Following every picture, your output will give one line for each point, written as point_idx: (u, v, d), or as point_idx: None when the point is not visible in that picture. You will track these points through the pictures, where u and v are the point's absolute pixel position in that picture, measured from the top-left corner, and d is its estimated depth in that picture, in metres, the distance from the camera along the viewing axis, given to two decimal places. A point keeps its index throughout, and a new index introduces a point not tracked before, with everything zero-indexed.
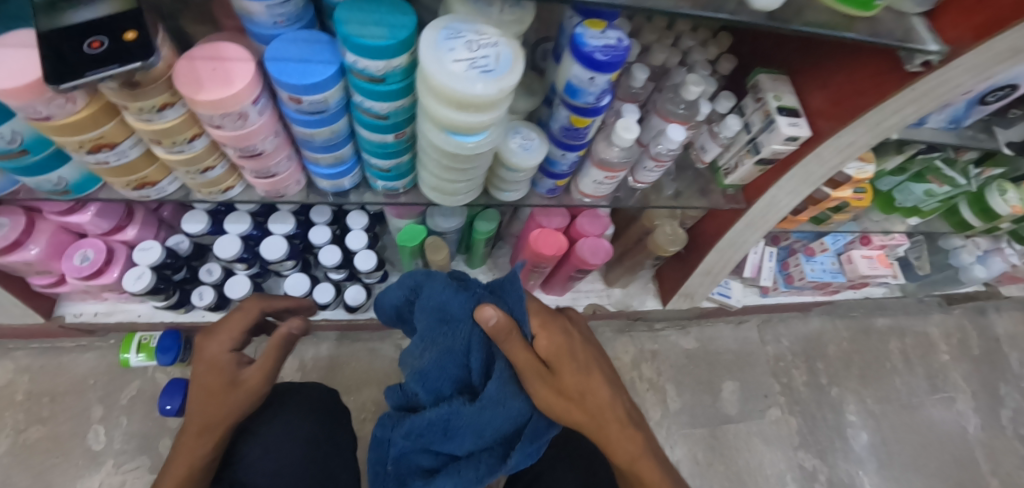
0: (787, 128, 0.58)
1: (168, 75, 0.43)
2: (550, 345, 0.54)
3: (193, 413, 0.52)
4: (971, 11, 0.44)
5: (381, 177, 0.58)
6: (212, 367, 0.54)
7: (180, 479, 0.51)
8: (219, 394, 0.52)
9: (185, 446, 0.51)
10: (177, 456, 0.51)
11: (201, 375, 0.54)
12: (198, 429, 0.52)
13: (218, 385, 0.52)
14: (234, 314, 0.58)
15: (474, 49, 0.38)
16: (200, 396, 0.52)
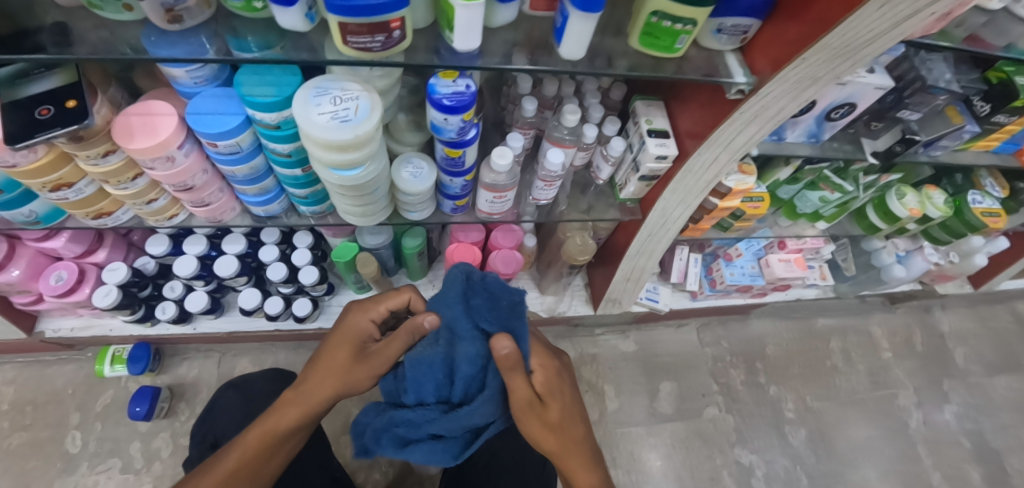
0: (655, 148, 0.67)
1: (108, 128, 0.52)
2: (546, 382, 0.58)
3: (311, 375, 0.59)
4: (767, 47, 0.52)
5: (302, 203, 0.67)
6: (339, 338, 0.60)
7: (276, 427, 0.56)
8: (339, 362, 0.58)
9: (290, 402, 0.58)
10: (281, 409, 0.57)
11: (329, 344, 0.60)
12: (309, 389, 0.58)
13: (342, 358, 0.58)
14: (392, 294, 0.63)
15: (337, 102, 0.48)
16: (321, 361, 0.59)
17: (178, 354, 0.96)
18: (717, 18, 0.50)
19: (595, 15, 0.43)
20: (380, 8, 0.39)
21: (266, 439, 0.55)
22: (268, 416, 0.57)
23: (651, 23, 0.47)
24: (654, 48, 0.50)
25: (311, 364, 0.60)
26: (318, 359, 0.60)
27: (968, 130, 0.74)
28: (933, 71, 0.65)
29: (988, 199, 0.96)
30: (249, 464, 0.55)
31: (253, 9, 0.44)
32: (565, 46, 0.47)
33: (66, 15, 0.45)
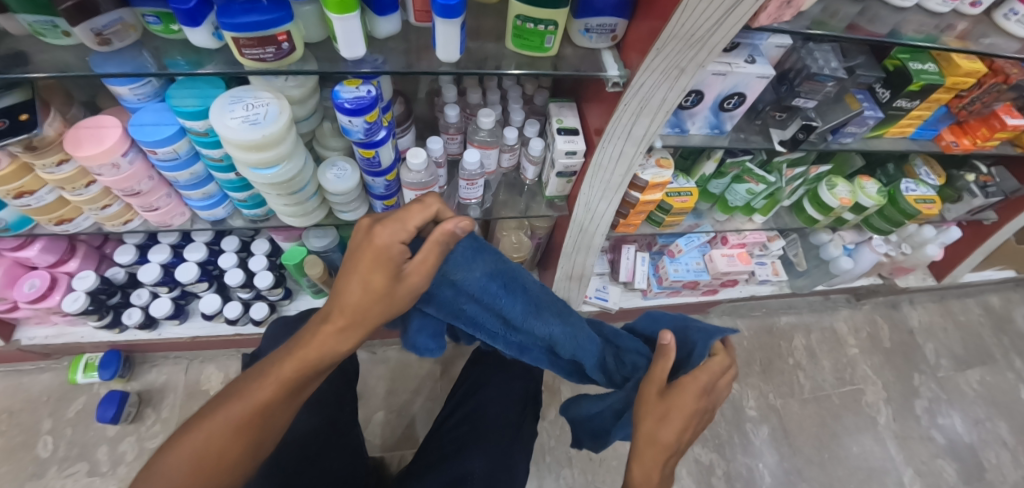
0: (563, 144, 0.73)
1: (59, 139, 0.59)
2: (699, 383, 0.50)
3: (345, 297, 0.47)
4: (634, 43, 0.58)
5: (243, 206, 0.73)
6: (373, 258, 0.46)
7: (303, 364, 0.47)
8: (377, 283, 0.46)
9: (321, 329, 0.48)
10: (312, 336, 0.47)
11: (359, 265, 0.46)
12: (345, 316, 0.47)
13: (379, 282, 0.46)
14: (414, 206, 0.49)
15: (249, 108, 0.54)
16: (353, 282, 0.46)
17: (148, 362, 1.02)
18: (582, 19, 0.57)
19: (458, 21, 0.50)
20: (263, 24, 0.46)
21: (302, 373, 0.47)
22: (298, 346, 0.48)
23: (518, 26, 0.55)
24: (527, 48, 0.58)
25: (336, 283, 0.48)
26: (348, 280, 0.47)
27: (870, 116, 0.78)
28: (819, 60, 0.69)
29: (922, 187, 0.96)
30: (282, 401, 0.47)
31: (171, 31, 0.52)
32: (440, 50, 0.53)
33: (19, 42, 0.53)
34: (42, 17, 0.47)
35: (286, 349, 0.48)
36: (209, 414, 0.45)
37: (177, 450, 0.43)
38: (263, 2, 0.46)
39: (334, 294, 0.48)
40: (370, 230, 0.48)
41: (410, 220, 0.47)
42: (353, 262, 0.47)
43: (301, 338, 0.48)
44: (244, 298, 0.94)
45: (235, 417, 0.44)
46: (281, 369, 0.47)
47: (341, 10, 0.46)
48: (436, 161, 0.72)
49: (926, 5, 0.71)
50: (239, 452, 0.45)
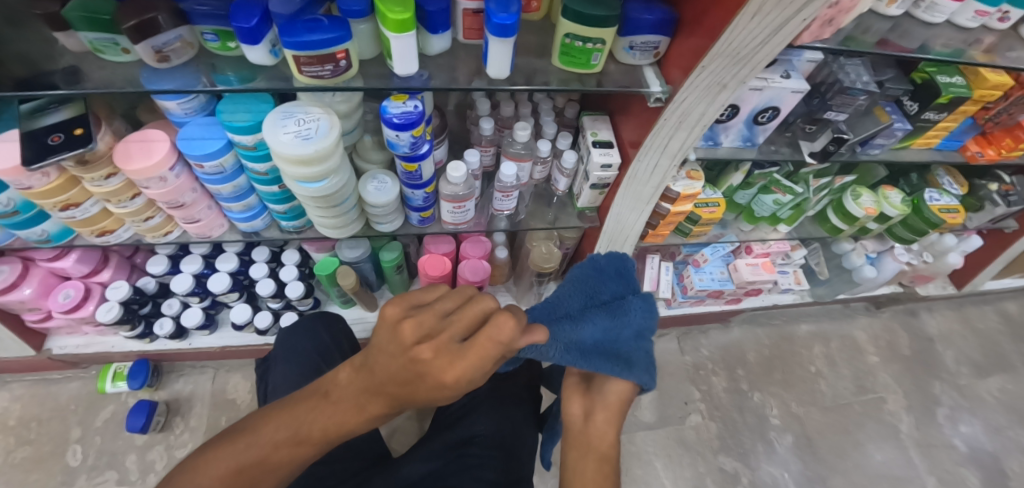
0: (599, 157, 0.73)
1: (109, 153, 0.59)
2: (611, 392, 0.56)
3: (394, 396, 0.42)
4: (678, 58, 0.59)
5: (282, 218, 0.74)
6: (439, 391, 0.40)
7: (340, 430, 0.45)
8: (432, 399, 0.41)
9: (355, 408, 0.45)
10: (347, 409, 0.45)
11: (423, 391, 0.40)
12: (388, 406, 0.44)
13: (439, 397, 0.41)
14: (484, 340, 0.39)
15: (301, 124, 0.55)
16: (408, 394, 0.41)
17: (175, 371, 1.03)
18: (627, 37, 0.58)
19: (511, 40, 0.51)
20: (324, 42, 0.46)
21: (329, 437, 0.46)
22: (327, 414, 0.45)
23: (566, 44, 0.56)
24: (573, 65, 0.59)
25: (380, 379, 0.42)
26: (398, 389, 0.41)
27: (899, 128, 0.79)
28: (851, 74, 0.70)
29: (945, 197, 0.97)
30: (300, 456, 0.46)
31: (227, 48, 0.53)
32: (491, 67, 0.54)
33: (76, 59, 0.55)
34: (104, 35, 0.48)
35: (314, 413, 0.46)
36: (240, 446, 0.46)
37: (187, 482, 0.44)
38: (324, 22, 0.47)
39: (377, 386, 0.43)
40: (444, 368, 0.38)
41: (478, 357, 0.39)
42: (411, 379, 0.40)
43: (329, 402, 0.46)
44: (274, 307, 0.94)
45: (246, 466, 0.45)
46: (309, 435, 0.45)
47: (399, 29, 0.47)
48: (473, 174, 0.73)
49: (956, 20, 0.72)
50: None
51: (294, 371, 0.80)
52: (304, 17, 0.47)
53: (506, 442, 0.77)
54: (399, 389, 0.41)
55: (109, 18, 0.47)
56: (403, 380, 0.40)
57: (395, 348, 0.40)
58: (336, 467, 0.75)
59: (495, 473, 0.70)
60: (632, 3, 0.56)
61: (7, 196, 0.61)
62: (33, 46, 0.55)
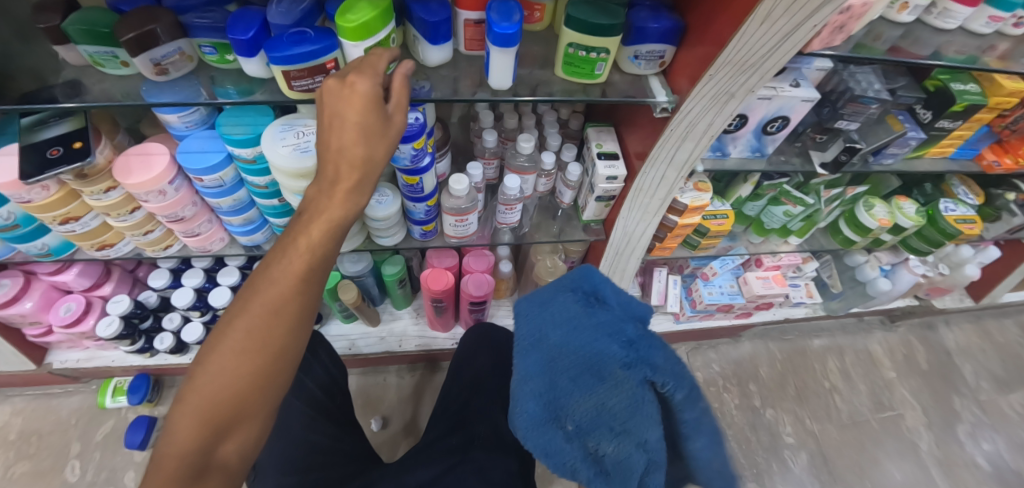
0: (604, 170, 0.72)
1: (109, 167, 0.59)
2: None
3: (346, 153, 0.42)
4: (685, 65, 0.58)
5: (283, 231, 0.73)
6: (358, 104, 0.42)
7: (323, 234, 0.43)
8: (365, 129, 0.42)
9: (329, 199, 0.43)
10: (321, 206, 0.43)
11: (350, 116, 0.42)
12: (353, 176, 0.43)
13: (375, 124, 0.43)
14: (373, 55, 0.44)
15: (300, 137, 0.54)
16: (348, 136, 0.42)
17: (176, 385, 1.02)
18: (632, 46, 0.57)
19: (513, 50, 0.50)
20: (313, 54, 0.46)
21: (325, 257, 0.43)
22: (309, 225, 0.42)
23: (569, 53, 0.55)
24: (577, 75, 0.58)
25: (333, 145, 0.42)
26: (352, 137, 0.42)
27: (912, 137, 0.77)
28: (861, 82, 0.69)
29: (961, 207, 0.95)
30: (305, 296, 0.42)
31: (226, 61, 0.53)
32: (493, 78, 0.54)
33: (77, 72, 0.54)
34: (103, 48, 0.48)
35: (292, 235, 0.42)
36: (238, 310, 0.40)
37: (199, 386, 0.39)
38: (310, 33, 0.46)
39: (332, 156, 0.42)
40: (341, 79, 0.42)
41: (376, 66, 0.44)
42: (340, 116, 0.42)
43: (306, 213, 0.43)
44: None
45: (259, 320, 0.40)
46: (299, 255, 0.41)
47: (355, 37, 0.46)
48: (476, 186, 0.71)
49: (968, 27, 0.70)
50: (280, 372, 0.42)
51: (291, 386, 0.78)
52: (292, 30, 0.46)
53: (508, 440, 0.76)
54: (337, 138, 0.42)
55: (109, 31, 0.47)
56: (331, 124, 0.42)
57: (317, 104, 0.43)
58: (330, 474, 0.72)
59: (505, 474, 0.69)
60: (637, 11, 0.55)
61: (8, 210, 0.61)
62: (38, 60, 0.55)
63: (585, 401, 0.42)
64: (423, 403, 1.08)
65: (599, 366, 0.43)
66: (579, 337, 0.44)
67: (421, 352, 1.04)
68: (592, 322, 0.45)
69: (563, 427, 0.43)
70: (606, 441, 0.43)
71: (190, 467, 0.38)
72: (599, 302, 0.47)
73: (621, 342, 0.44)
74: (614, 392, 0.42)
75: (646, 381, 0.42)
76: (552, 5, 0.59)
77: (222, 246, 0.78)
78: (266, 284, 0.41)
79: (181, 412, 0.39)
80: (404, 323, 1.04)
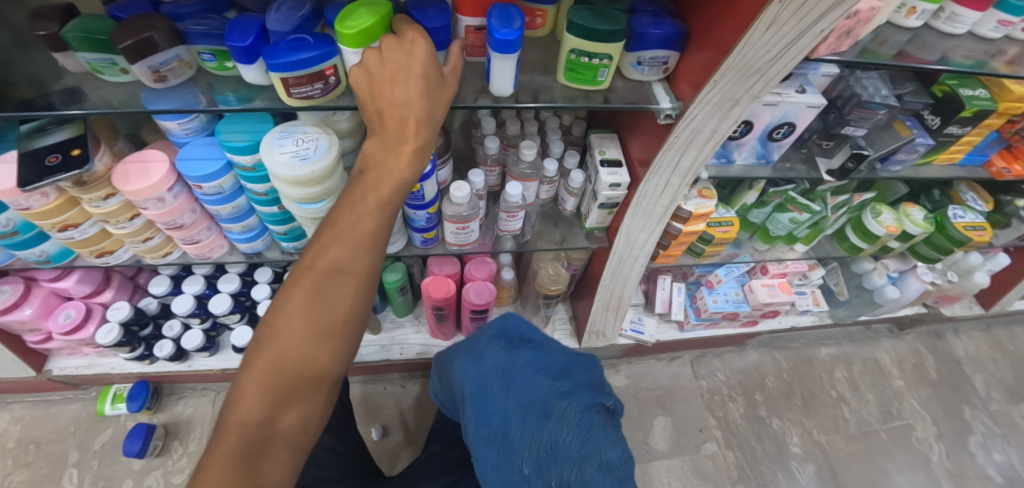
0: (607, 177, 0.71)
1: (108, 174, 0.59)
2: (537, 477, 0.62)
3: (412, 108, 0.44)
4: (688, 72, 0.57)
5: (283, 238, 0.73)
6: (421, 59, 0.43)
7: (384, 201, 0.46)
8: (428, 83, 0.44)
9: (394, 159, 0.46)
10: (386, 166, 0.46)
11: (413, 70, 0.43)
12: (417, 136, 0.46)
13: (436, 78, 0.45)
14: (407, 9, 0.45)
15: (299, 143, 0.53)
16: (413, 89, 0.44)
17: (176, 393, 1.01)
18: (634, 52, 0.56)
19: (514, 56, 0.49)
20: (311, 61, 0.45)
21: (381, 228, 0.47)
22: (377, 186, 0.46)
23: (571, 60, 0.54)
24: (579, 82, 0.57)
25: (394, 103, 0.44)
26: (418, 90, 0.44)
27: (921, 143, 0.76)
28: (868, 88, 0.68)
29: (970, 214, 0.93)
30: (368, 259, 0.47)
31: (225, 68, 0.52)
32: (494, 84, 0.53)
33: (76, 79, 0.54)
34: (101, 55, 0.48)
35: (354, 207, 0.46)
36: (306, 275, 0.45)
37: (273, 346, 0.44)
38: (309, 40, 0.45)
39: (396, 117, 0.45)
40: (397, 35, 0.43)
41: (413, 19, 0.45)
42: (402, 72, 0.43)
43: (370, 177, 0.46)
44: None
45: (326, 284, 0.45)
46: (360, 223, 0.46)
47: (355, 44, 0.45)
48: (477, 194, 0.71)
49: (977, 31, 0.69)
50: (331, 346, 0.46)
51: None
52: (289, 37, 0.46)
53: None
54: (401, 93, 0.44)
55: (106, 38, 0.46)
56: (394, 78, 0.43)
57: (372, 60, 0.43)
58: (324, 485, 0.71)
59: None
60: (639, 17, 0.55)
61: (7, 218, 0.61)
62: (38, 68, 0.55)
63: (536, 435, 0.53)
64: (424, 412, 1.07)
65: (541, 395, 0.56)
66: (522, 382, 0.58)
67: (422, 360, 1.03)
68: (520, 364, 0.60)
69: (521, 471, 0.52)
70: (569, 469, 0.50)
71: (251, 437, 0.42)
72: (527, 346, 0.65)
73: (555, 379, 0.58)
74: (557, 422, 0.53)
75: (582, 401, 0.56)
76: (554, 11, 0.58)
77: (221, 254, 0.77)
78: (331, 249, 0.45)
79: (255, 371, 0.44)
80: (404, 331, 1.03)
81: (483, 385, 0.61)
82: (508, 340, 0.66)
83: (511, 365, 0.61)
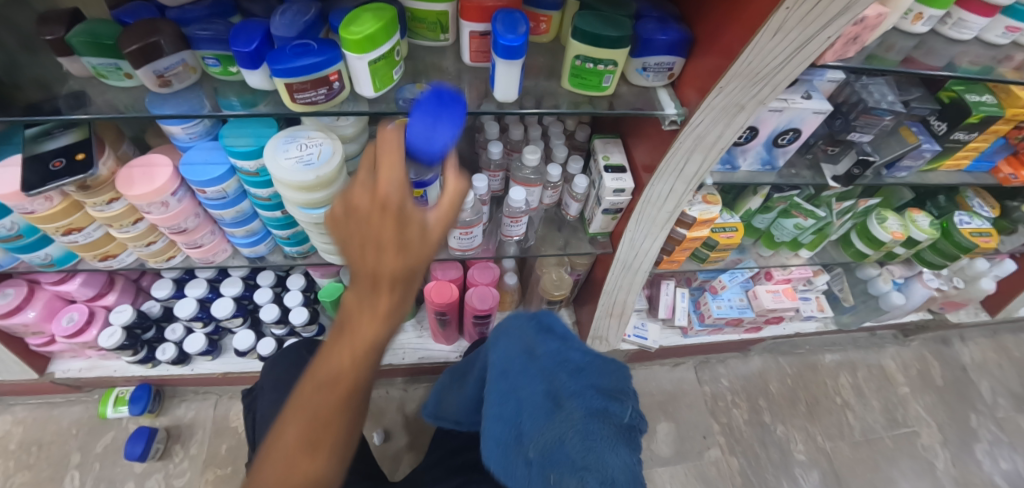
0: (611, 182, 0.71)
1: (112, 179, 0.59)
2: None
3: (385, 269, 0.37)
4: (693, 78, 0.57)
5: (286, 243, 0.72)
6: (392, 221, 0.38)
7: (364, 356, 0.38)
8: (403, 251, 0.38)
9: (365, 323, 0.38)
10: (356, 331, 0.38)
11: (385, 231, 0.37)
12: (395, 293, 0.38)
13: (415, 232, 0.38)
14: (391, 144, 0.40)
15: (303, 148, 0.53)
16: (384, 254, 0.37)
17: (178, 396, 1.01)
18: (640, 58, 0.56)
19: (519, 62, 0.49)
20: (315, 66, 0.45)
21: (364, 376, 0.39)
22: (354, 341, 0.38)
23: (576, 66, 0.54)
24: (584, 88, 0.57)
25: (367, 260, 0.38)
26: (392, 250, 0.37)
27: (927, 149, 0.76)
28: (874, 94, 0.68)
29: (977, 220, 0.92)
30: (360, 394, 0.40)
31: (229, 73, 0.52)
32: (498, 90, 0.53)
33: (82, 83, 0.54)
34: (106, 59, 0.48)
35: (328, 360, 0.39)
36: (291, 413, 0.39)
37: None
38: (314, 45, 0.45)
39: (372, 272, 0.38)
40: (371, 190, 0.39)
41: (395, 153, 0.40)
42: (374, 238, 0.37)
43: (342, 339, 0.38)
44: (278, 334, 0.92)
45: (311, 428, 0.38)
46: (347, 355, 0.39)
47: (360, 50, 0.45)
48: (480, 199, 0.71)
49: (984, 37, 0.69)
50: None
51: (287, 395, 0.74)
52: (294, 42, 0.46)
53: None
54: (370, 258, 0.37)
55: (112, 43, 0.47)
56: (364, 243, 0.38)
57: (340, 212, 0.39)
58: None
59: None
60: (645, 23, 0.55)
61: (11, 221, 0.61)
62: (44, 72, 0.55)
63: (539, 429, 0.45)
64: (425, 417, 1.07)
65: (557, 386, 0.48)
66: (537, 375, 0.50)
67: (424, 365, 1.03)
68: (541, 352, 0.53)
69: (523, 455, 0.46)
70: (566, 477, 0.40)
71: None
72: (553, 332, 0.56)
73: (576, 373, 0.49)
74: (563, 420, 0.44)
75: (593, 406, 0.45)
76: (559, 17, 0.58)
77: (225, 258, 0.77)
78: (318, 384, 0.39)
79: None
80: (407, 336, 1.03)
81: (501, 366, 0.57)
82: (533, 327, 0.57)
83: (532, 350, 0.54)
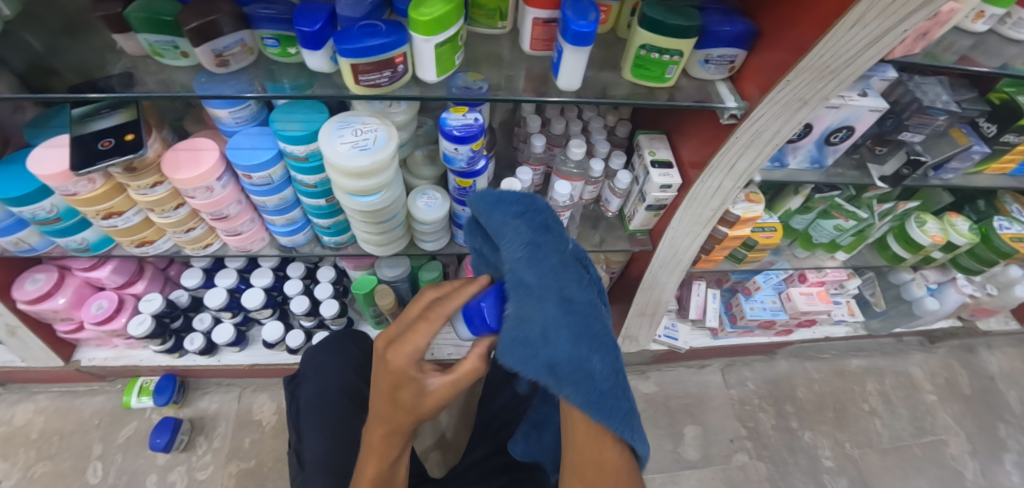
0: (658, 178, 0.69)
1: (157, 161, 0.58)
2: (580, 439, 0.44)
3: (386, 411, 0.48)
4: (755, 71, 0.56)
5: (325, 233, 0.71)
6: (388, 379, 0.45)
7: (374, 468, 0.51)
8: (399, 409, 0.46)
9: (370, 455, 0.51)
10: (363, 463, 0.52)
11: (382, 385, 0.46)
12: (387, 428, 0.49)
13: (406, 397, 0.45)
14: (425, 320, 0.45)
15: (358, 134, 0.52)
16: (382, 401, 0.47)
17: (201, 388, 1.00)
18: (703, 50, 0.55)
19: (587, 49, 0.48)
20: (382, 47, 0.44)
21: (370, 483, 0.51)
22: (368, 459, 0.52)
23: (640, 56, 0.53)
24: (645, 79, 0.56)
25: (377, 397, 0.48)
26: (389, 401, 0.46)
27: (977, 151, 0.74)
28: (928, 93, 0.67)
29: (1017, 225, 0.91)
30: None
31: (287, 54, 0.51)
32: (562, 78, 0.52)
33: (134, 62, 0.53)
34: (164, 37, 0.47)
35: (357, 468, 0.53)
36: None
37: None
38: (381, 26, 0.44)
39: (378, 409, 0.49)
40: (387, 344, 0.45)
41: (422, 330, 0.44)
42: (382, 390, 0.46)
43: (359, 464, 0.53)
44: (306, 326, 0.91)
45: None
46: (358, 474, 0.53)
47: (428, 32, 0.44)
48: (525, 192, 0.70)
49: None
50: None
51: (331, 381, 0.76)
52: (360, 23, 0.45)
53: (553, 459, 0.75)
54: (379, 398, 0.48)
55: (172, 19, 0.45)
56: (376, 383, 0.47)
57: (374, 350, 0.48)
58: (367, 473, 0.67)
59: None
60: (709, 14, 0.53)
61: (51, 203, 0.60)
62: (95, 51, 0.54)
63: (520, 308, 0.43)
64: (450, 413, 1.06)
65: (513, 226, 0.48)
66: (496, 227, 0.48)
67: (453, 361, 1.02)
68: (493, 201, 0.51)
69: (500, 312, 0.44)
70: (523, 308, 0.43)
71: None
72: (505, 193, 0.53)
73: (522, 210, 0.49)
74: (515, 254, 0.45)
75: (539, 242, 0.47)
76: (618, 7, 0.57)
77: (257, 248, 0.76)
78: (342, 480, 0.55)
79: None
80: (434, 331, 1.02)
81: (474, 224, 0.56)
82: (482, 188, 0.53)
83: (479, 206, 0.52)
